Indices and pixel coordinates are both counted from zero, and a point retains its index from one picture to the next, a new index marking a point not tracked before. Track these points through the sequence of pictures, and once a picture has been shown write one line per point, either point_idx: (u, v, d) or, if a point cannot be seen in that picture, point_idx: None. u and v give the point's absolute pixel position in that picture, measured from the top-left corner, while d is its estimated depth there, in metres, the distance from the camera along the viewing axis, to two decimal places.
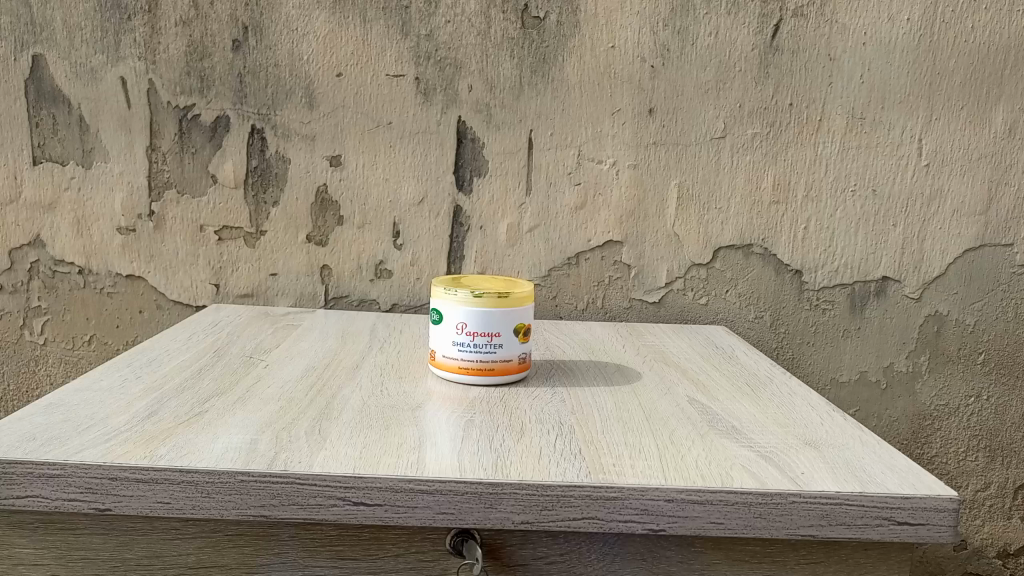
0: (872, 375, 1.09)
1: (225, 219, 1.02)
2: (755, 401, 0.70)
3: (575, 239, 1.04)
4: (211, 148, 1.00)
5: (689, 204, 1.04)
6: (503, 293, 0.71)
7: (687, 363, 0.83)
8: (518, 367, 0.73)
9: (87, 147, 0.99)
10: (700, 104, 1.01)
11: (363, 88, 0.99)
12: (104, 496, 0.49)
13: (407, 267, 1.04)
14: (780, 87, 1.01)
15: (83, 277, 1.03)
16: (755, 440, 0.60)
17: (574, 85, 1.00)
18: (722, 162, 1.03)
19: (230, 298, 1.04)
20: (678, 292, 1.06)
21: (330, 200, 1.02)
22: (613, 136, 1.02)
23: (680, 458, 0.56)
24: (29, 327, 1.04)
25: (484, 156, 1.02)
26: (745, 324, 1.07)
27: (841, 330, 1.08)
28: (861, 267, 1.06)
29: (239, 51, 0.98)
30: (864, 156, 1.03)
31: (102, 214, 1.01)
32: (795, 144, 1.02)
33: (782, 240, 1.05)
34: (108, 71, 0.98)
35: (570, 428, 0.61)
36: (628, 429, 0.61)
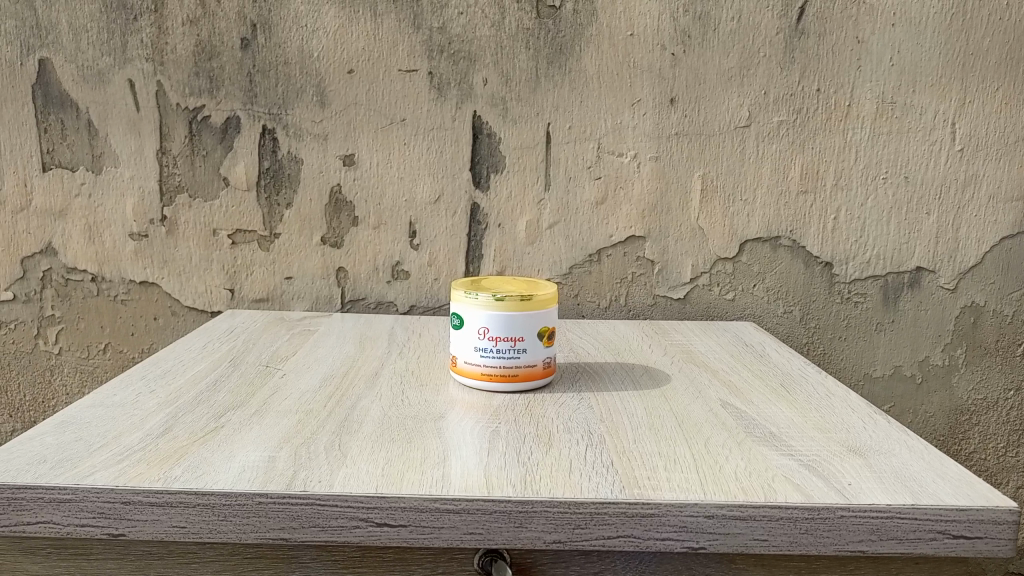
0: (906, 370, 1.05)
1: (238, 222, 1.00)
2: (792, 404, 0.67)
3: (596, 234, 1.01)
4: (222, 150, 0.98)
5: (713, 195, 1.00)
6: (526, 296, 0.69)
7: (717, 363, 0.80)
8: (544, 372, 0.70)
9: (97, 151, 0.98)
10: (723, 92, 0.97)
11: (375, 84, 0.97)
12: (117, 521, 0.47)
13: (425, 267, 1.02)
14: (807, 72, 0.97)
15: (96, 284, 1.01)
16: (794, 447, 0.57)
17: (592, 76, 0.97)
18: (747, 151, 0.99)
19: (245, 303, 1.02)
20: (704, 287, 1.03)
21: (344, 201, 1.00)
22: (633, 127, 0.98)
23: (718, 468, 0.53)
24: (43, 337, 1.03)
25: (501, 151, 0.99)
26: (774, 319, 1.04)
27: (873, 323, 1.04)
28: (893, 258, 1.02)
29: (249, 49, 0.95)
30: (895, 141, 0.99)
31: (114, 220, 0.99)
32: (823, 131, 0.99)
33: (811, 231, 1.01)
34: (117, 73, 0.96)
35: (601, 437, 0.59)
36: (661, 438, 0.58)
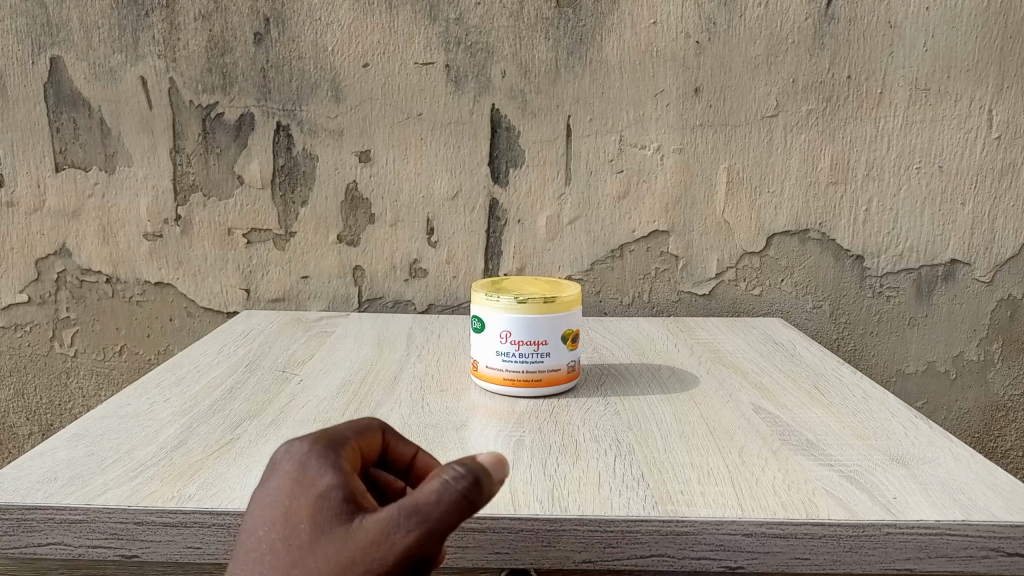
0: (941, 365, 1.02)
1: (253, 221, 0.98)
2: (828, 408, 0.65)
3: (619, 229, 0.99)
4: (236, 148, 0.96)
5: (739, 187, 0.97)
6: (549, 297, 0.66)
7: (747, 363, 0.78)
8: (568, 377, 0.68)
9: (109, 151, 0.96)
10: (749, 81, 0.94)
11: (391, 78, 0.94)
12: (130, 541, 0.45)
13: (443, 265, 1.00)
14: (837, 59, 0.93)
15: (111, 285, 1.00)
16: (834, 457, 0.55)
17: (614, 66, 0.94)
18: (774, 142, 0.96)
19: (261, 303, 1.01)
20: (730, 283, 1.00)
21: (360, 198, 0.98)
22: (656, 119, 0.95)
23: (754, 481, 0.51)
24: (58, 339, 1.02)
25: (520, 145, 0.96)
26: (802, 314, 1.01)
27: (906, 318, 1.01)
28: (927, 250, 0.98)
29: (261, 45, 0.93)
30: (929, 130, 0.95)
31: (128, 220, 0.98)
32: (855, 120, 0.95)
33: (842, 223, 0.98)
34: (128, 71, 0.94)
35: (630, 447, 0.56)
36: (693, 447, 0.56)
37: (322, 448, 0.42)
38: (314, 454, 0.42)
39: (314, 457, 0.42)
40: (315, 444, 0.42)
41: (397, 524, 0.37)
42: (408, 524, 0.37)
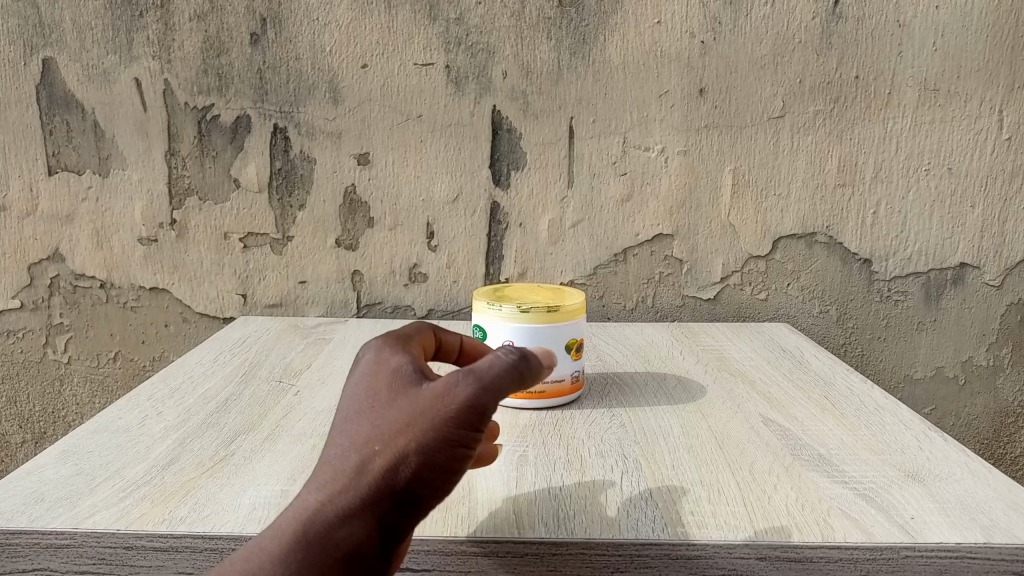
0: (949, 371, 1.00)
1: (250, 225, 0.96)
2: (839, 420, 0.63)
3: (622, 233, 0.97)
4: (232, 150, 0.94)
5: (745, 190, 0.95)
6: (553, 307, 0.64)
7: (754, 371, 0.76)
8: (572, 388, 0.67)
9: (103, 154, 0.94)
10: (755, 82, 0.92)
11: (389, 79, 0.92)
12: (119, 567, 0.44)
13: (443, 269, 0.98)
14: (844, 59, 0.92)
15: (105, 290, 0.98)
16: (847, 474, 0.53)
17: (617, 66, 0.92)
18: (781, 144, 0.94)
19: (258, 308, 0.99)
20: (735, 287, 0.99)
21: (359, 202, 0.96)
22: (660, 120, 0.93)
23: (766, 500, 0.49)
24: (52, 345, 1.00)
25: (522, 148, 0.95)
26: (809, 319, 0.99)
27: (915, 323, 0.99)
28: (936, 253, 0.97)
29: (258, 45, 0.91)
30: (939, 131, 0.93)
31: (122, 224, 0.96)
32: (862, 121, 0.93)
33: (849, 226, 0.96)
34: (122, 72, 0.92)
35: (636, 462, 0.55)
36: (702, 463, 0.54)
37: (392, 343, 0.48)
38: (384, 347, 0.47)
39: (386, 349, 0.47)
40: (385, 343, 0.48)
41: (458, 381, 0.41)
42: (467, 372, 0.41)
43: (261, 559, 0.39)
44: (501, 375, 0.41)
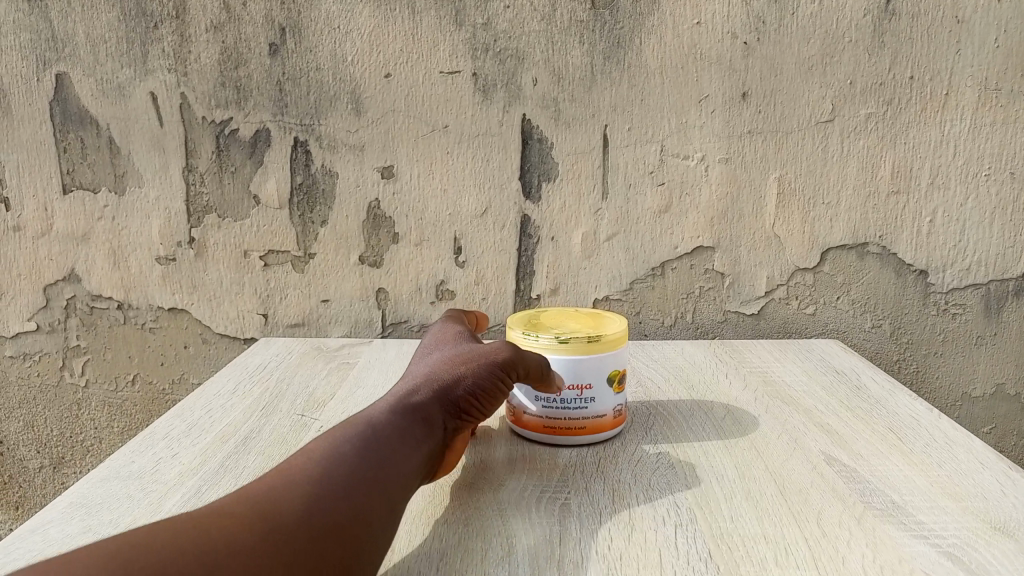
0: (1011, 388, 0.94)
1: (270, 243, 0.93)
2: (908, 458, 0.58)
3: (660, 246, 0.92)
4: (251, 165, 0.91)
5: (791, 199, 0.90)
6: (593, 337, 0.60)
7: (808, 397, 0.71)
8: (614, 423, 0.62)
9: (119, 171, 0.91)
10: (802, 84, 0.87)
11: (414, 89, 0.88)
12: None
13: (472, 286, 0.94)
14: (898, 58, 0.86)
15: (123, 311, 0.95)
16: (927, 527, 0.48)
17: (654, 71, 0.87)
18: (829, 150, 0.88)
19: (280, 328, 0.96)
20: (781, 301, 0.93)
21: (383, 217, 0.92)
22: (700, 126, 0.88)
23: (840, 563, 0.44)
24: (70, 368, 0.97)
25: (553, 158, 0.90)
26: (860, 335, 0.94)
27: (974, 338, 0.93)
28: (997, 264, 0.90)
29: (277, 56, 0.88)
30: (1001, 134, 0.87)
31: (139, 243, 0.93)
32: (917, 124, 0.87)
33: (903, 236, 0.90)
34: (137, 86, 0.89)
35: (690, 512, 0.50)
36: (763, 515, 0.49)
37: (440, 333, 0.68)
38: (437, 335, 0.67)
39: (441, 336, 0.67)
40: (437, 333, 0.68)
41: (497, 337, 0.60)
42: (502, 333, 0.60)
43: (374, 420, 0.51)
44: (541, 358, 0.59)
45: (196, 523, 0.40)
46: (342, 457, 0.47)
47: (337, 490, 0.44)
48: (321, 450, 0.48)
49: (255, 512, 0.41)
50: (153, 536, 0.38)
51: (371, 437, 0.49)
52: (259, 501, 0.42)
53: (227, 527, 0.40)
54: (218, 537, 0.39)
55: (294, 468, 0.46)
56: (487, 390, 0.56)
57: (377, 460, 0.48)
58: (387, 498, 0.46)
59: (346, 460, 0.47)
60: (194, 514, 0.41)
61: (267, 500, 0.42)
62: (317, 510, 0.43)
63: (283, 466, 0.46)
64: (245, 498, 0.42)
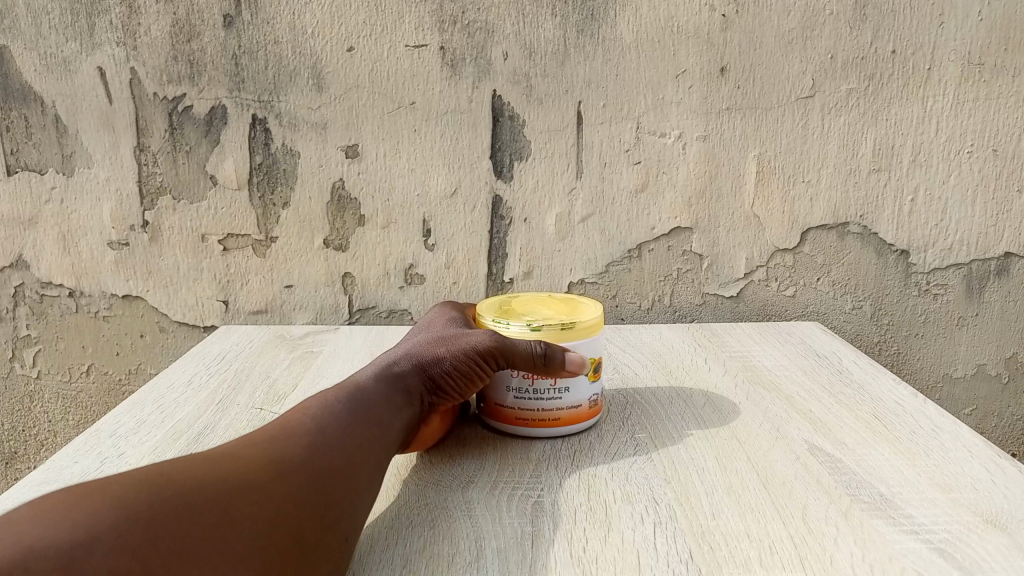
0: (992, 369, 0.92)
1: (229, 226, 0.88)
2: (894, 447, 0.55)
3: (637, 227, 0.89)
4: (208, 144, 0.86)
5: (771, 177, 0.87)
6: (568, 324, 0.57)
7: (789, 383, 0.68)
8: (589, 413, 0.59)
9: (66, 151, 0.86)
10: (782, 59, 0.84)
11: (379, 63, 0.84)
12: None
13: (442, 270, 0.90)
14: (881, 31, 0.83)
15: (75, 300, 0.90)
16: (916, 521, 0.46)
17: (630, 44, 0.83)
18: (810, 127, 0.85)
19: (242, 316, 0.91)
20: (760, 283, 0.91)
21: (348, 198, 0.88)
22: (677, 102, 0.85)
23: (828, 562, 0.41)
24: (19, 360, 0.92)
25: (526, 136, 0.86)
26: (840, 316, 0.92)
27: (955, 318, 0.91)
28: (979, 243, 0.89)
29: (232, 28, 0.83)
30: (984, 110, 0.85)
31: (90, 228, 0.88)
32: (900, 100, 0.85)
33: (884, 215, 0.88)
34: (84, 61, 0.83)
35: (670, 509, 0.47)
36: (746, 511, 0.47)
37: (445, 309, 0.68)
38: (439, 310, 0.67)
39: (443, 311, 0.67)
40: (441, 308, 0.67)
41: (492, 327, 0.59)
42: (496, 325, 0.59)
43: (360, 385, 0.52)
44: (550, 346, 0.55)
45: (208, 458, 0.41)
46: (336, 418, 0.48)
47: (333, 445, 0.45)
48: (315, 406, 0.49)
49: (263, 456, 0.42)
50: (171, 468, 0.39)
51: (358, 400, 0.50)
52: (264, 443, 0.43)
53: (238, 468, 0.40)
54: (231, 475, 0.39)
55: (292, 421, 0.47)
56: (471, 370, 0.55)
57: (363, 422, 0.48)
58: (373, 461, 0.47)
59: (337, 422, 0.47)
60: (204, 453, 0.41)
61: (271, 447, 0.43)
62: (317, 462, 0.43)
63: (280, 418, 0.47)
64: (251, 443, 0.43)
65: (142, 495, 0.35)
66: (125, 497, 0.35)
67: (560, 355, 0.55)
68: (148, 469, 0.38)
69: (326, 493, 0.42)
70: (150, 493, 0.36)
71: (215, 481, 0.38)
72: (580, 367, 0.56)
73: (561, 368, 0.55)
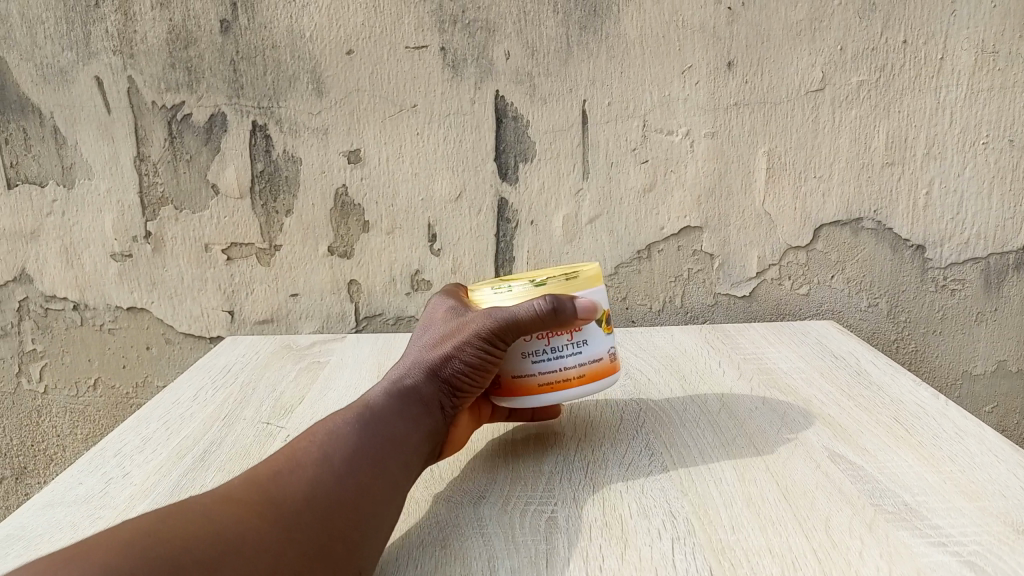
0: (1013, 364, 0.90)
1: (232, 235, 0.87)
2: (917, 453, 0.54)
3: (645, 227, 0.87)
4: (208, 153, 0.85)
5: (781, 174, 0.85)
6: (569, 274, 0.56)
7: (807, 386, 0.67)
8: (609, 367, 0.56)
9: (66, 163, 0.85)
10: (791, 51, 0.82)
11: (379, 66, 0.82)
12: None
13: (448, 275, 0.89)
14: (891, 21, 0.81)
15: (79, 312, 0.90)
16: (944, 532, 0.44)
17: (634, 40, 0.82)
18: (820, 121, 0.84)
19: (247, 326, 0.90)
20: (773, 282, 0.89)
21: (351, 205, 0.86)
22: (684, 99, 0.83)
23: None
24: (26, 374, 0.92)
25: (530, 137, 0.85)
26: (856, 314, 0.90)
27: (973, 314, 0.89)
28: (997, 236, 0.87)
29: (229, 33, 0.81)
30: (999, 99, 0.83)
31: (92, 240, 0.87)
32: (912, 91, 0.83)
33: (899, 210, 0.86)
34: (81, 71, 0.82)
35: (688, 524, 0.46)
36: (767, 524, 0.45)
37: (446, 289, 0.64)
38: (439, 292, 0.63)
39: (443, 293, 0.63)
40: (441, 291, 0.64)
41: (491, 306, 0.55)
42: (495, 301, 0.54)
43: (368, 407, 0.50)
44: (557, 299, 0.52)
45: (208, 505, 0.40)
46: (343, 445, 0.46)
47: (341, 476, 0.44)
48: (320, 434, 0.47)
49: (263, 499, 0.41)
50: (167, 521, 0.38)
51: (368, 422, 0.49)
52: (269, 484, 0.43)
53: (237, 516, 0.40)
54: (232, 522, 0.39)
55: (297, 454, 0.46)
56: (481, 362, 0.52)
57: (377, 446, 0.47)
58: (389, 480, 0.46)
59: (344, 450, 0.46)
60: (203, 500, 0.41)
61: (274, 487, 0.42)
62: (322, 498, 0.43)
63: (285, 450, 0.46)
64: (253, 484, 0.42)
65: (135, 554, 0.35)
66: (120, 555, 0.34)
67: (572, 306, 0.52)
68: (143, 525, 0.37)
69: (337, 529, 0.42)
70: (146, 549, 0.35)
71: (213, 533, 0.38)
72: (592, 310, 0.53)
73: (573, 317, 0.52)
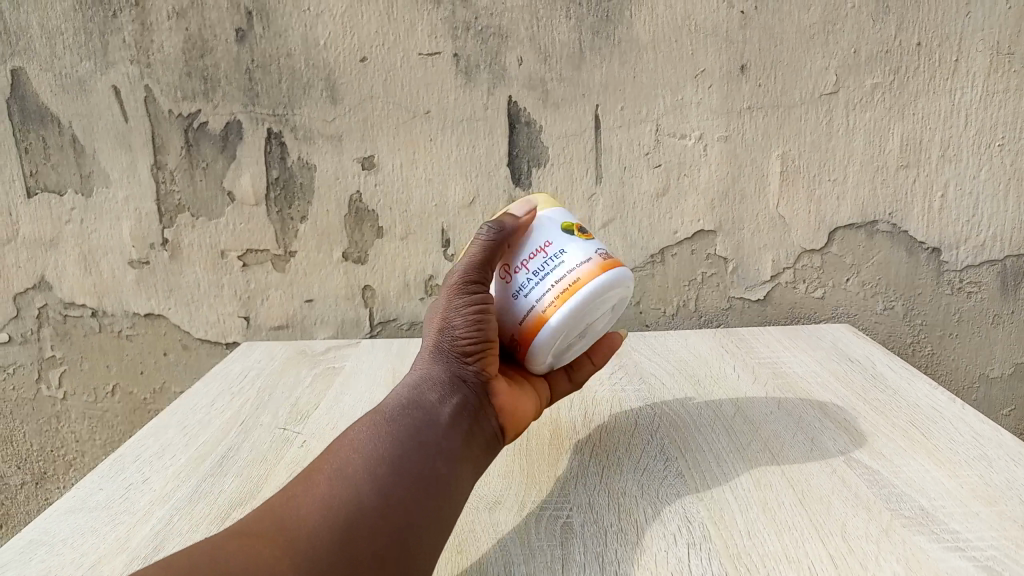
0: None
1: (248, 242, 0.88)
2: (934, 457, 0.53)
3: (658, 231, 0.87)
4: (224, 160, 0.85)
5: (795, 177, 0.85)
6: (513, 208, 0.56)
7: (822, 390, 0.66)
8: (605, 261, 0.53)
9: (85, 171, 0.86)
10: (804, 55, 0.81)
11: (393, 73, 0.83)
12: None
13: None
14: (905, 23, 0.80)
15: (97, 319, 0.91)
16: (961, 537, 0.44)
17: (646, 45, 0.82)
18: (834, 124, 0.83)
19: (263, 332, 0.91)
20: (787, 285, 0.89)
21: (366, 211, 0.87)
22: (697, 103, 0.83)
23: None
24: (45, 380, 0.93)
25: (543, 142, 0.85)
26: (871, 317, 0.89)
27: (989, 317, 0.89)
28: (1014, 238, 0.86)
29: (245, 42, 0.82)
30: (1014, 100, 0.82)
31: (110, 247, 0.88)
32: (927, 93, 0.82)
33: (914, 212, 0.85)
34: (98, 80, 0.83)
35: (703, 529, 0.46)
36: (783, 530, 0.45)
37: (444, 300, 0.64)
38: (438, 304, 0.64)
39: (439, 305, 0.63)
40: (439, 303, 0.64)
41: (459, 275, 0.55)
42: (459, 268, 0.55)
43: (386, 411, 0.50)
44: (497, 222, 0.53)
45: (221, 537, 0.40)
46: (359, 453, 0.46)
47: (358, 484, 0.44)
48: (336, 449, 0.47)
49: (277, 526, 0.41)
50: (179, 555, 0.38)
51: (383, 425, 0.48)
52: (282, 510, 0.43)
53: (249, 543, 0.40)
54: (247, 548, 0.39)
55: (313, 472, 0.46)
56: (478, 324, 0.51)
57: (397, 445, 0.47)
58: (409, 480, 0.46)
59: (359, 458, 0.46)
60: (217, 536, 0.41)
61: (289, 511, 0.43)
62: (339, 510, 0.43)
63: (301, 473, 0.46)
64: (267, 513, 0.43)
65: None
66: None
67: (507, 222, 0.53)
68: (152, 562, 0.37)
69: (359, 535, 0.42)
70: None
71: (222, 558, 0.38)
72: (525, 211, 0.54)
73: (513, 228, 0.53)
